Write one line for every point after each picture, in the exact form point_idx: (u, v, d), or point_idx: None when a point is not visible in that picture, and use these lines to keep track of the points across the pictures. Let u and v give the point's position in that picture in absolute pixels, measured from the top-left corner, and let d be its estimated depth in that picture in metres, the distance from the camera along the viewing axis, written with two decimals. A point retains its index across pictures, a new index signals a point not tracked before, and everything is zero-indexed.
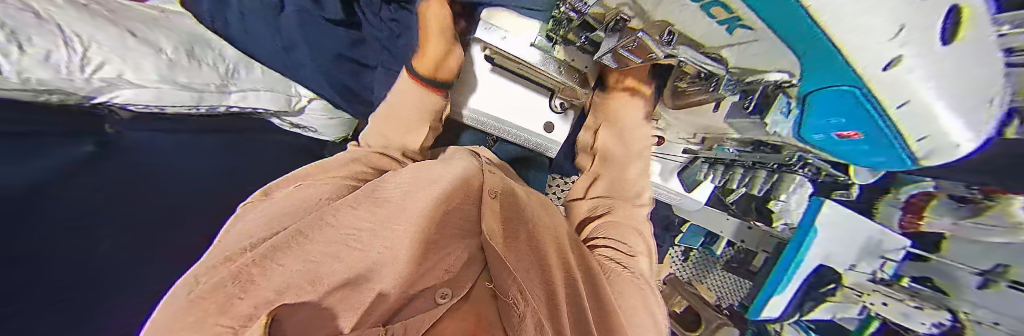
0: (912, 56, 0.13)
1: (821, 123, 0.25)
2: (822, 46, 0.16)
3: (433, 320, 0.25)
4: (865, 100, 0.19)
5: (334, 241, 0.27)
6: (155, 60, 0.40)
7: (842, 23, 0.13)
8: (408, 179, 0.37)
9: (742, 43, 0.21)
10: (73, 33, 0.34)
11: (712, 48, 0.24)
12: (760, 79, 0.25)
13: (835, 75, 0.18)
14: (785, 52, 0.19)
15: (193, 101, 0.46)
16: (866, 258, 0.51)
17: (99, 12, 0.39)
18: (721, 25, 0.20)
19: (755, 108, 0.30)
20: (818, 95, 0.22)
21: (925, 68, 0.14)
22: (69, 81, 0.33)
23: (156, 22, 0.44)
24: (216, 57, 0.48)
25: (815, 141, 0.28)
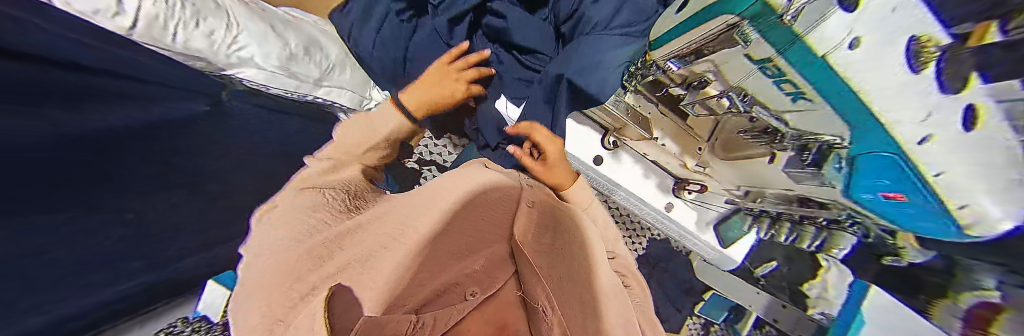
0: (950, 131, 0.16)
1: (867, 184, 0.24)
2: (868, 118, 0.19)
3: (462, 314, 0.25)
4: (901, 164, 0.19)
5: (378, 239, 0.26)
6: (280, 51, 0.51)
7: (883, 97, 0.17)
8: (434, 184, 0.35)
9: (801, 110, 0.24)
10: (235, 21, 0.46)
11: (777, 110, 0.26)
12: (814, 138, 0.26)
13: (876, 139, 0.20)
14: (835, 120, 0.21)
15: (292, 88, 0.55)
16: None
17: (259, 11, 0.52)
18: (787, 94, 0.23)
19: (812, 159, 0.29)
20: (864, 155, 0.22)
21: (955, 146, 0.16)
22: (216, 54, 0.44)
23: (292, 24, 0.57)
24: (322, 56, 0.59)
25: (862, 199, 0.26)
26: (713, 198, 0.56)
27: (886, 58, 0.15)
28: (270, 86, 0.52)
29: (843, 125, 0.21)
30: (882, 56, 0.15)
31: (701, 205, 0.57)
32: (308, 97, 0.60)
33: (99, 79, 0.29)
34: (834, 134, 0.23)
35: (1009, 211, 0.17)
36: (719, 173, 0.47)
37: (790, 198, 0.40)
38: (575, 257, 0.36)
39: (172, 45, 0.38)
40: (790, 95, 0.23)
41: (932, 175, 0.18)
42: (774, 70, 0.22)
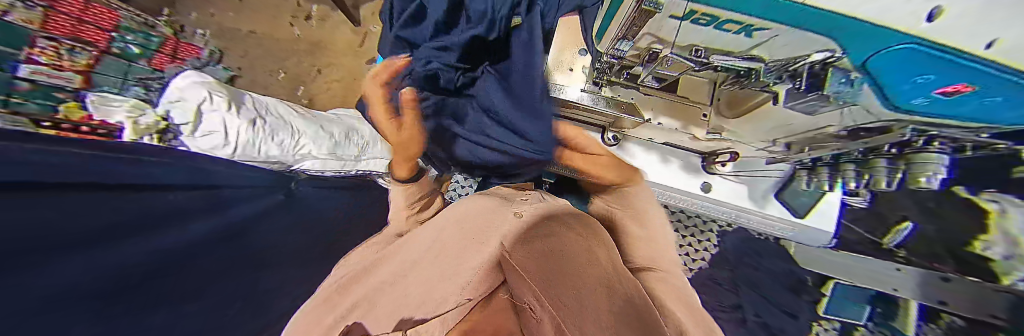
0: (950, 3, 0.13)
1: (911, 87, 0.21)
2: (832, 17, 0.18)
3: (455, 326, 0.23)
4: (929, 50, 0.16)
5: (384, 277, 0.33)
6: (327, 142, 0.66)
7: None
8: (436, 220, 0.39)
9: (768, 40, 0.25)
10: (296, 129, 0.63)
11: (742, 51, 0.28)
12: (797, 57, 0.26)
13: (879, 30, 0.17)
14: (804, 33, 0.21)
15: (340, 166, 0.68)
16: None
17: (315, 118, 0.70)
18: (738, 32, 0.25)
19: (806, 88, 0.28)
20: (879, 56, 0.20)
21: (964, 17, 0.14)
22: (285, 154, 0.60)
23: (339, 120, 0.73)
24: (360, 138, 0.73)
25: (914, 106, 0.23)
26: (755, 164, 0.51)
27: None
28: (325, 170, 0.66)
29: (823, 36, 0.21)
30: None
31: (752, 176, 0.51)
32: (353, 171, 0.73)
33: (175, 196, 0.37)
34: (817, 49, 0.23)
35: None
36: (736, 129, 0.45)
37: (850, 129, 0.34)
38: (568, 230, 0.25)
39: (257, 155, 0.56)
40: (742, 33, 0.25)
41: (978, 45, 0.15)
42: (707, 18, 0.24)
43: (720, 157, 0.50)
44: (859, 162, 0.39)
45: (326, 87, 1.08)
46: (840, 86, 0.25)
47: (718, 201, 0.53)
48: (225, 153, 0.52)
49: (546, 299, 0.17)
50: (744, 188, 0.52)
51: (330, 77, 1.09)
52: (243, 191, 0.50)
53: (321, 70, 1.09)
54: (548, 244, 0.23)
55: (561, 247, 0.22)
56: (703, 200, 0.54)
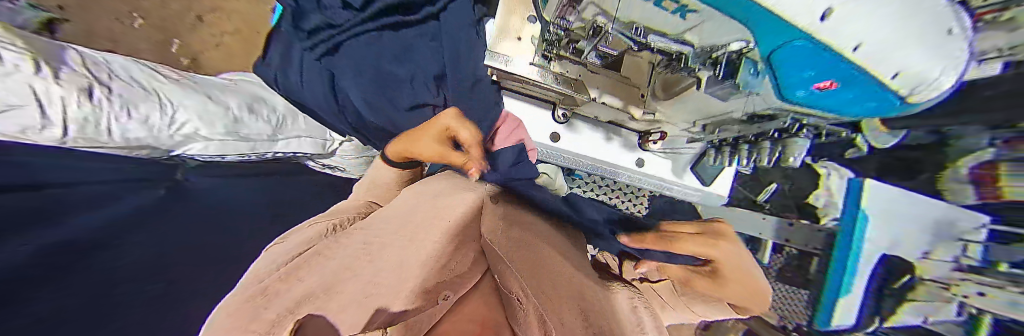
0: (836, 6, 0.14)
1: (799, 77, 0.21)
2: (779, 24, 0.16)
3: (434, 320, 0.27)
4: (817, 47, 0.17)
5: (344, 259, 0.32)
6: (223, 117, 0.53)
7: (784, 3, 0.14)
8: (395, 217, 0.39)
9: (694, 24, 0.23)
10: (168, 101, 0.49)
11: (676, 33, 0.25)
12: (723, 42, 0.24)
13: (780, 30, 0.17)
14: (734, 24, 0.19)
15: (248, 149, 0.57)
16: (943, 243, 0.50)
17: (190, 85, 0.54)
18: (674, 11, 0.21)
19: (724, 74, 0.28)
20: (778, 52, 0.20)
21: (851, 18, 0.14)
22: (158, 136, 0.47)
23: (230, 88, 0.58)
24: (270, 111, 0.60)
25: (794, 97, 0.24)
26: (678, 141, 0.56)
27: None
28: (224, 154, 0.54)
29: (743, 31, 0.20)
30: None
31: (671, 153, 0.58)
32: (270, 154, 0.61)
33: None
34: (735, 37, 0.21)
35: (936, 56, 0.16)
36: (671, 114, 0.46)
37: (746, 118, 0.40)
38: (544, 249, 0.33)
39: (110, 140, 0.43)
40: (676, 12, 0.21)
41: (849, 46, 0.16)
42: None
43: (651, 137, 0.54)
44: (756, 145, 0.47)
45: (213, 43, 0.82)
46: (750, 77, 0.26)
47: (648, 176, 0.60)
48: (54, 135, 0.38)
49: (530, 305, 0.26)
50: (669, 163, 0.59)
51: (217, 27, 0.82)
52: (98, 191, 0.42)
53: (203, 18, 0.81)
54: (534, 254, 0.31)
55: (538, 260, 0.30)
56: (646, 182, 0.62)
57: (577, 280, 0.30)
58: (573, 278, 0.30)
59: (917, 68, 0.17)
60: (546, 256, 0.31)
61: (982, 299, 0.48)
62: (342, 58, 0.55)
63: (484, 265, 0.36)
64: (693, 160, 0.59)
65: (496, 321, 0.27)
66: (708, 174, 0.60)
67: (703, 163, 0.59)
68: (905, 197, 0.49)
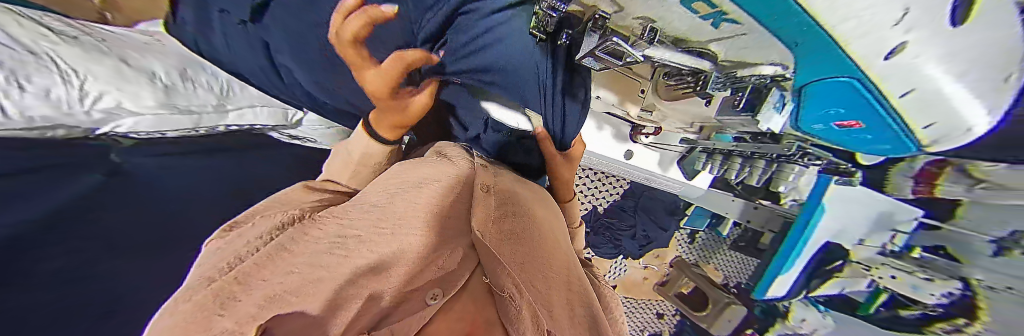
0: (911, 43, 0.19)
1: (820, 114, 0.32)
2: (832, 49, 0.22)
3: (423, 324, 0.26)
4: (862, 84, 0.25)
5: (324, 250, 0.24)
6: (151, 89, 0.42)
7: (849, 29, 0.19)
8: (398, 180, 0.35)
9: (729, 37, 0.27)
10: (69, 68, 0.34)
11: (700, 43, 0.29)
12: (753, 73, 0.31)
13: (839, 64, 0.24)
14: (769, 40, 0.25)
15: (192, 124, 0.47)
16: (877, 231, 0.57)
17: (91, 43, 0.39)
18: (707, 18, 0.25)
19: (745, 105, 0.39)
20: (815, 85, 0.28)
21: (923, 54, 0.20)
22: (72, 116, 0.34)
23: (148, 47, 0.45)
24: (208, 77, 0.51)
25: (817, 127, 0.36)
26: (671, 138, 0.63)
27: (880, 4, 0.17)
28: (165, 130, 0.45)
29: (781, 45, 0.25)
30: (980, 35, 0.17)
31: (662, 147, 0.66)
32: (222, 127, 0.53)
33: None
34: (771, 58, 0.28)
35: (969, 114, 0.24)
36: (668, 115, 0.52)
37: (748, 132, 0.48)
38: (538, 234, 0.37)
39: (8, 120, 0.28)
40: (714, 22, 0.25)
41: (903, 90, 0.24)
42: None
43: (646, 128, 0.59)
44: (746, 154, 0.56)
45: None
46: (771, 111, 0.36)
47: (635, 166, 0.67)
48: None
49: (521, 291, 0.29)
50: (657, 155, 0.67)
51: None
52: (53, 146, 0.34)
53: None
54: (531, 245, 0.34)
55: (535, 257, 0.33)
56: (637, 170, 0.69)
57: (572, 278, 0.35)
58: (566, 279, 0.35)
59: (946, 123, 0.26)
60: (543, 253, 0.35)
61: (893, 281, 0.57)
62: (271, 28, 0.45)
63: (473, 260, 0.33)
64: (679, 156, 0.69)
65: (487, 320, 0.30)
66: (692, 169, 0.70)
67: (688, 159, 0.69)
68: (860, 192, 0.55)
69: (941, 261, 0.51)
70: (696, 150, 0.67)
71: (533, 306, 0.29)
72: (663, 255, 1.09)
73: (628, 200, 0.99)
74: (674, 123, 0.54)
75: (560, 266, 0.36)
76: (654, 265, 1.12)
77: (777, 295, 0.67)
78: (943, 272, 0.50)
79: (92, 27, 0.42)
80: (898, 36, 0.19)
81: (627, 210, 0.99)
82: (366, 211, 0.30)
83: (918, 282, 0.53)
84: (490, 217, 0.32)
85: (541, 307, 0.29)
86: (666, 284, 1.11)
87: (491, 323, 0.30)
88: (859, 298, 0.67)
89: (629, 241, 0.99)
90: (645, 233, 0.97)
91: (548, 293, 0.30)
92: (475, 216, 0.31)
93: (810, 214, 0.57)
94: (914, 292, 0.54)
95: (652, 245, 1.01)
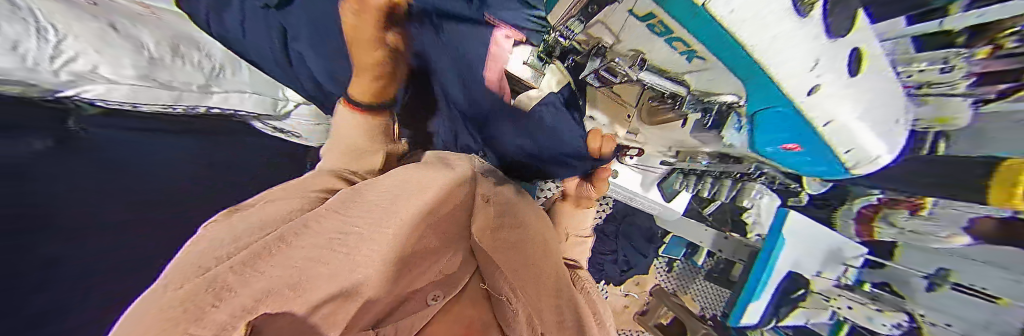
0: (824, 86, 0.25)
1: (770, 138, 0.37)
2: (766, 87, 0.27)
3: (424, 324, 0.31)
4: (800, 119, 0.30)
5: (319, 246, 0.23)
6: (134, 57, 0.41)
7: (785, 75, 0.24)
8: (397, 180, 0.33)
9: (698, 70, 0.30)
10: (50, 25, 0.33)
11: (677, 73, 0.32)
12: (717, 101, 0.34)
13: (771, 99, 0.28)
14: (731, 78, 0.28)
15: (171, 100, 0.45)
16: (831, 264, 0.61)
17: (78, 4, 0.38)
18: (682, 54, 0.29)
19: (713, 124, 0.40)
20: (760, 115, 0.33)
21: (834, 95, 0.26)
22: (34, 72, 0.32)
23: (140, 19, 0.44)
24: (201, 56, 0.50)
25: (768, 151, 0.41)
26: (652, 162, 0.65)
27: (802, 55, 0.22)
28: (140, 103, 0.42)
29: (735, 80, 0.28)
30: (865, 79, 0.25)
31: (644, 169, 0.69)
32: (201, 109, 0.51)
33: None
34: (731, 91, 0.31)
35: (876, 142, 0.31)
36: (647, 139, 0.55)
37: (716, 155, 0.54)
38: (529, 245, 0.37)
39: None
40: (685, 55, 0.29)
41: (826, 123, 0.29)
42: (662, 28, 0.26)
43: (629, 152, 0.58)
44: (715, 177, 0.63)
45: None
46: (732, 130, 0.40)
47: (621, 186, 0.71)
48: None
49: (515, 289, 0.33)
50: (640, 177, 0.71)
51: None
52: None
53: None
54: (522, 255, 0.35)
55: (526, 263, 0.34)
56: (622, 189, 0.72)
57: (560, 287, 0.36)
58: (556, 289, 0.34)
59: (861, 150, 0.33)
60: (534, 260, 0.35)
61: (851, 311, 0.61)
62: None
63: (472, 265, 0.37)
64: (659, 178, 0.72)
65: (483, 322, 0.35)
66: (671, 191, 0.74)
67: (667, 181, 0.72)
68: (814, 228, 0.58)
69: (886, 295, 0.56)
70: (673, 172, 0.69)
71: (528, 310, 0.32)
72: (642, 283, 1.15)
73: (609, 224, 1.00)
74: (654, 147, 0.58)
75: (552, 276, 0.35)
76: (634, 293, 1.15)
77: (749, 322, 0.68)
78: (891, 304, 0.55)
79: None
80: (816, 80, 0.24)
81: (608, 234, 1.00)
82: (359, 213, 0.27)
83: (872, 314, 0.58)
84: (490, 225, 0.34)
85: (533, 313, 0.31)
86: (645, 313, 1.07)
87: (488, 324, 0.35)
88: (823, 331, 0.70)
89: (611, 266, 1.00)
90: (625, 258, 0.99)
91: (539, 299, 0.32)
92: (477, 223, 0.34)
93: (771, 246, 0.61)
94: (870, 322, 0.59)
95: (631, 272, 1.01)
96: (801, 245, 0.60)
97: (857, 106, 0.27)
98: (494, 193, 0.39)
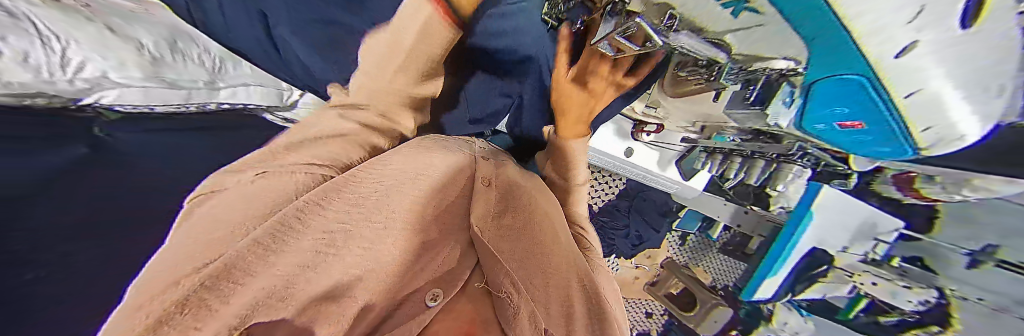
0: (925, 42, 0.14)
1: (827, 113, 0.28)
2: (838, 33, 0.17)
3: (423, 324, 0.26)
4: (873, 84, 0.20)
5: (309, 248, 0.21)
6: (137, 58, 0.41)
7: (862, 12, 0.14)
8: (392, 167, 0.30)
9: (746, 28, 0.23)
10: (48, 32, 0.33)
11: (716, 34, 0.25)
12: (767, 66, 0.27)
13: (849, 56, 0.19)
14: (790, 35, 0.21)
15: (181, 100, 0.46)
16: (861, 241, 0.57)
17: (75, 8, 0.38)
18: (726, 7, 0.21)
19: (756, 98, 0.36)
20: (825, 81, 0.24)
21: (928, 56, 0.15)
22: (52, 83, 0.33)
23: (135, 16, 0.44)
24: (200, 52, 0.49)
25: (817, 128, 0.32)
26: (672, 138, 0.65)
27: None
28: (153, 105, 0.45)
29: (797, 38, 0.21)
30: (985, 45, 0.14)
31: (661, 147, 0.68)
32: (213, 105, 0.52)
33: None
34: (784, 54, 0.24)
35: (963, 120, 0.21)
36: (670, 113, 0.53)
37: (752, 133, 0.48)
38: (538, 233, 0.36)
39: None
40: (732, 10, 0.21)
41: (907, 91, 0.19)
42: None
43: (647, 127, 0.61)
44: (744, 158, 0.58)
45: None
46: (781, 105, 0.33)
47: (635, 164, 0.68)
48: None
49: (517, 284, 0.29)
50: (656, 154, 0.69)
51: None
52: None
53: None
54: (528, 239, 0.35)
55: (533, 252, 0.34)
56: (637, 168, 0.70)
57: (565, 274, 0.35)
58: (565, 275, 0.35)
59: (944, 126, 0.22)
60: (537, 247, 0.35)
61: (874, 287, 0.58)
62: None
63: (473, 257, 0.33)
64: (679, 155, 0.70)
65: (485, 318, 0.28)
66: (690, 170, 0.71)
67: (687, 159, 0.70)
68: (853, 204, 0.54)
69: (915, 270, 0.53)
70: (695, 148, 0.67)
71: (532, 308, 0.29)
72: (653, 256, 1.13)
73: (622, 200, 1.00)
74: (676, 121, 0.56)
75: (561, 267, 0.35)
76: (645, 265, 1.15)
77: (762, 297, 0.68)
78: (921, 280, 0.53)
79: None
80: (908, 35, 0.14)
81: (620, 210, 1.00)
82: (352, 205, 0.26)
83: (895, 290, 0.55)
84: (489, 213, 0.33)
85: (539, 307, 0.30)
86: (656, 284, 1.12)
87: (490, 322, 0.28)
88: (839, 303, 0.69)
89: (622, 240, 1.00)
90: (638, 234, 0.98)
91: (547, 296, 0.32)
92: (475, 213, 0.32)
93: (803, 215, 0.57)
94: (892, 297, 0.56)
95: (643, 246, 1.02)
96: (828, 220, 0.56)
97: (960, 73, 0.16)
98: (495, 176, 0.38)
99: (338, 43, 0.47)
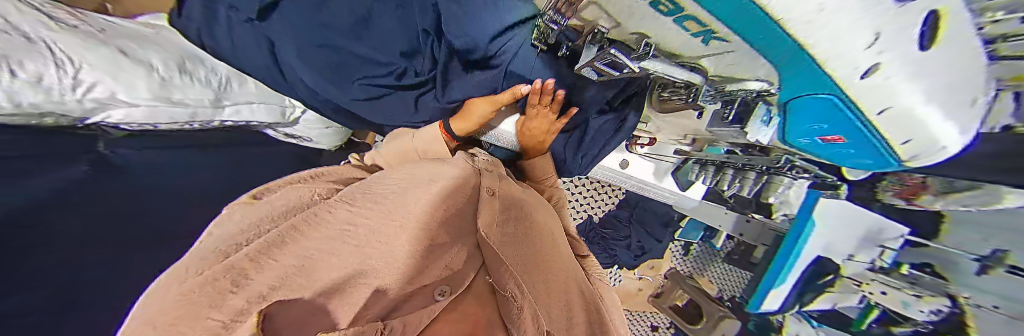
0: (888, 63, 0.15)
1: (807, 129, 0.29)
2: (802, 59, 0.18)
3: (430, 318, 0.28)
4: (845, 104, 0.21)
5: (330, 238, 0.26)
6: (147, 80, 0.42)
7: (818, 42, 0.15)
8: (403, 176, 0.36)
9: (718, 53, 0.24)
10: (65, 56, 0.35)
11: (690, 58, 0.27)
12: (740, 88, 0.28)
13: (818, 78, 0.19)
14: (757, 60, 0.22)
15: (188, 117, 0.51)
16: (868, 247, 0.57)
17: (89, 32, 0.39)
18: (698, 36, 0.22)
19: (734, 118, 0.36)
20: (799, 100, 0.25)
21: (901, 73, 0.16)
22: (60, 103, 0.36)
23: (144, 37, 0.46)
24: (208, 71, 0.51)
25: (803, 142, 0.33)
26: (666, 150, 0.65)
27: (844, 26, 0.13)
28: (158, 123, 0.50)
29: (765, 62, 0.22)
30: (946, 57, 0.15)
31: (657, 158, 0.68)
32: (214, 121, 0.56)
33: None
34: (759, 76, 0.25)
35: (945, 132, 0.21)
36: (661, 127, 0.53)
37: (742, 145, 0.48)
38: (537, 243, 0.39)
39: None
40: (703, 39, 0.22)
41: (877, 109, 0.20)
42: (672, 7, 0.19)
43: (640, 140, 0.62)
44: (735, 170, 0.57)
45: None
46: (761, 123, 0.33)
47: (630, 176, 0.70)
48: None
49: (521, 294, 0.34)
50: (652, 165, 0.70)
51: None
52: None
53: None
54: (530, 248, 0.37)
55: (535, 263, 0.37)
56: (633, 179, 0.72)
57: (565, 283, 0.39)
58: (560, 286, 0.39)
59: (924, 139, 0.22)
60: (540, 260, 0.38)
61: (882, 296, 0.56)
62: (273, 24, 0.46)
63: (478, 259, 0.36)
64: (673, 167, 0.70)
65: (489, 319, 0.33)
66: (685, 181, 0.71)
67: (682, 170, 0.70)
68: (851, 210, 0.54)
69: (927, 278, 0.52)
70: (689, 160, 0.66)
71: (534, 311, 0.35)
72: (657, 266, 1.15)
73: (623, 210, 1.00)
74: (667, 135, 0.56)
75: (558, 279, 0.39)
76: (648, 276, 1.17)
77: (771, 308, 0.66)
78: (931, 288, 0.51)
79: (92, 18, 0.44)
80: (871, 58, 0.15)
81: (621, 220, 1.00)
82: (372, 203, 0.31)
83: (907, 299, 0.53)
84: (495, 221, 0.34)
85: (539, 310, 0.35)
86: (660, 295, 1.10)
87: (492, 322, 0.33)
88: (852, 314, 0.66)
89: (624, 252, 0.99)
90: (639, 244, 0.97)
91: (546, 304, 0.36)
92: (483, 218, 0.33)
93: (803, 226, 0.57)
94: (904, 307, 0.54)
95: (645, 257, 1.01)
96: (833, 228, 0.56)
97: (931, 86, 0.17)
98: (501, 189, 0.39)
99: (344, 63, 0.48)
